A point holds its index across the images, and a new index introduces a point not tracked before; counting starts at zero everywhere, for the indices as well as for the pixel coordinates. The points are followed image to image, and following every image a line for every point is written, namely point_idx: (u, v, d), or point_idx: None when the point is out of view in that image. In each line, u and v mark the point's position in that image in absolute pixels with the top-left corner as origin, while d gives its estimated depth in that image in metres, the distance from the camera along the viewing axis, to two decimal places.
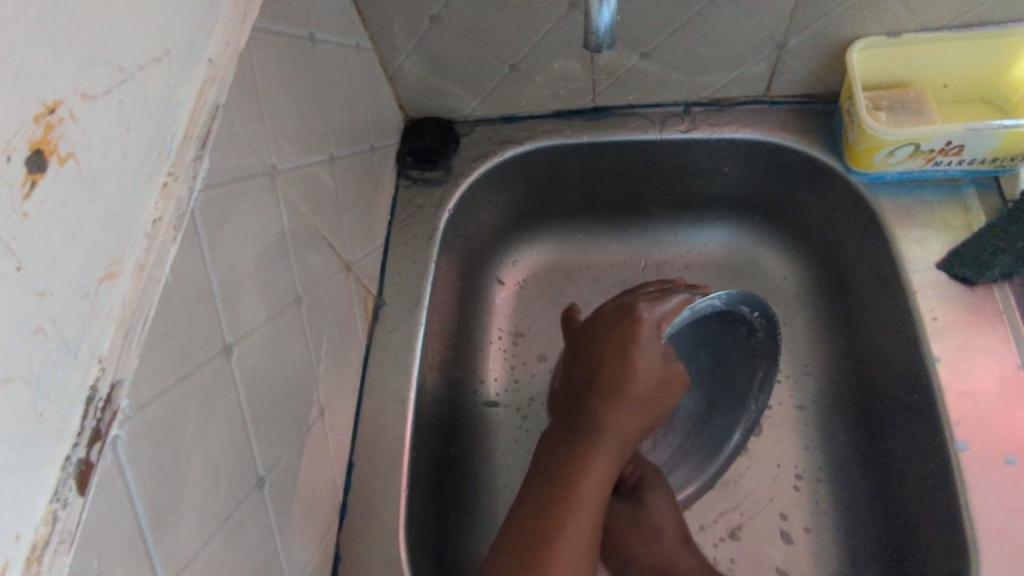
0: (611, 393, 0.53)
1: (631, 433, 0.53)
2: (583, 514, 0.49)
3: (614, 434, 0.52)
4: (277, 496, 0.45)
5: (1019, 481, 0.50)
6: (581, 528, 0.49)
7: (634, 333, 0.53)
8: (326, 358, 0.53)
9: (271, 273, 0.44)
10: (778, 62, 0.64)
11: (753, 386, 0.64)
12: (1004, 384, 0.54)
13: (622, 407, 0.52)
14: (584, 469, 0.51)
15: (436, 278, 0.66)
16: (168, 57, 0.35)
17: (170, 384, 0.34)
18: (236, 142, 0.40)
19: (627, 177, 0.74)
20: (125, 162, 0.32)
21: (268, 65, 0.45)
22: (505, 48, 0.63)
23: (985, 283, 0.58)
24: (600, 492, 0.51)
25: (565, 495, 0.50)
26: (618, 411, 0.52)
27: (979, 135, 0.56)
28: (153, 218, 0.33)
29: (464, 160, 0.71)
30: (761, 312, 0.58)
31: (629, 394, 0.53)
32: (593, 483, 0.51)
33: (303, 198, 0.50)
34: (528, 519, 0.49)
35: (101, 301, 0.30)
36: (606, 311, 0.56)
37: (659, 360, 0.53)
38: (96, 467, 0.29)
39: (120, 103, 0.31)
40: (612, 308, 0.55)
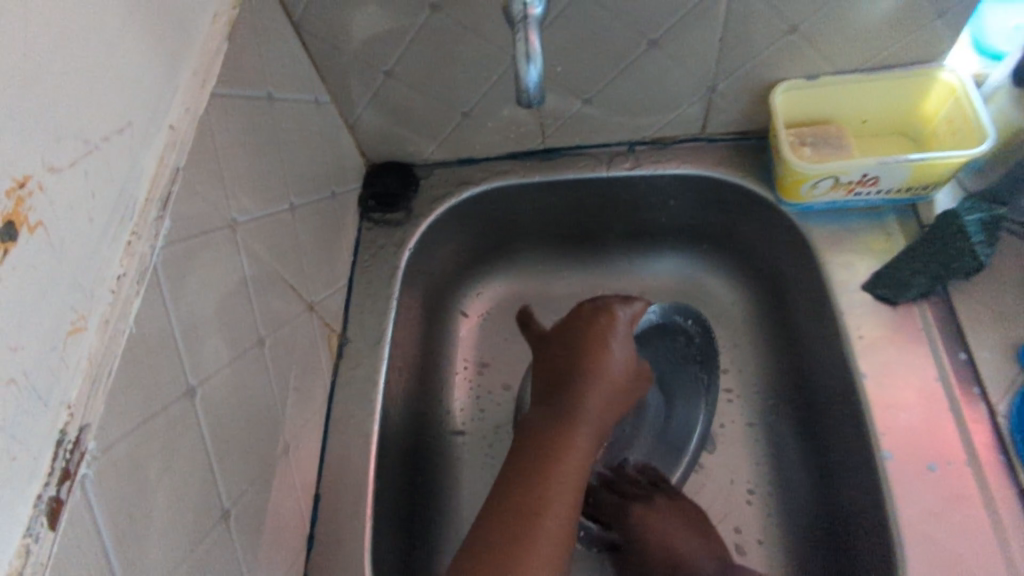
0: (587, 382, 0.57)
1: (605, 419, 0.57)
2: (565, 494, 0.52)
3: (592, 421, 0.56)
4: (243, 529, 0.47)
5: (939, 485, 0.54)
6: (563, 508, 0.51)
7: (609, 328, 0.59)
8: (290, 395, 0.56)
9: (233, 319, 0.48)
10: (710, 104, 0.69)
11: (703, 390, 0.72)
12: (924, 396, 0.59)
13: (597, 397, 0.57)
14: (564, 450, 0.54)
15: (398, 314, 0.69)
16: (130, 129, 0.38)
17: (136, 426, 0.37)
18: (197, 199, 0.44)
19: (579, 212, 0.78)
20: (90, 226, 0.35)
21: (227, 126, 0.48)
22: (457, 98, 0.67)
23: (906, 303, 0.63)
24: (580, 474, 0.54)
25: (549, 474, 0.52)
26: (595, 397, 0.57)
27: (891, 167, 0.61)
28: (117, 275, 0.37)
29: (423, 201, 0.74)
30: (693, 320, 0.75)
31: (604, 382, 0.57)
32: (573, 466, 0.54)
33: (264, 246, 0.53)
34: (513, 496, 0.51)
35: (68, 353, 0.33)
36: (582, 310, 0.61)
37: (629, 355, 0.59)
38: (65, 505, 0.32)
39: (85, 173, 0.35)
40: (588, 307, 0.61)
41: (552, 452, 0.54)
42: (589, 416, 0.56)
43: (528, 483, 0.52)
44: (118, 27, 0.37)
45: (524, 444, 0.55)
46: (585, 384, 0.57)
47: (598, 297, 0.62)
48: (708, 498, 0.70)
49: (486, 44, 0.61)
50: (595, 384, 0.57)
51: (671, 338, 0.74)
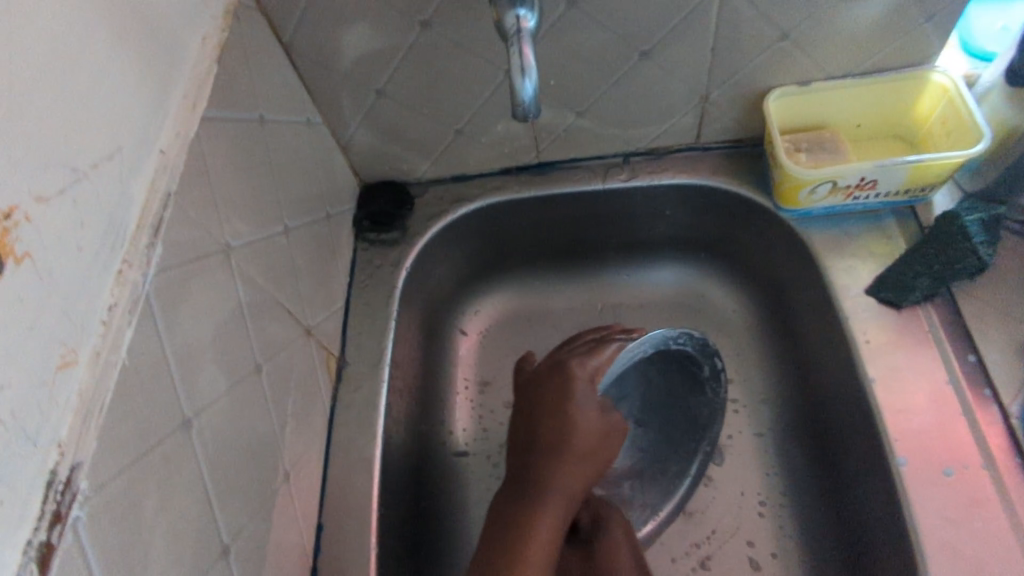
0: (550, 449, 0.56)
1: (580, 481, 0.56)
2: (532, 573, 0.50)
3: (560, 486, 0.55)
4: (244, 564, 0.45)
5: (956, 491, 0.53)
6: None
7: (571, 386, 0.58)
8: (289, 423, 0.54)
9: (229, 346, 0.46)
10: (704, 113, 0.68)
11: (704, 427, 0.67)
12: (935, 399, 0.58)
13: (562, 460, 0.56)
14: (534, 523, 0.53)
15: (397, 336, 0.68)
16: (120, 154, 0.37)
17: (129, 463, 0.35)
18: (189, 225, 0.43)
19: (575, 226, 0.78)
20: (80, 256, 0.34)
21: (218, 149, 0.48)
22: (449, 115, 0.66)
23: (910, 306, 0.62)
24: (552, 546, 0.52)
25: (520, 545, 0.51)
26: (563, 462, 0.56)
27: (888, 170, 0.61)
28: (108, 305, 0.35)
29: (419, 220, 0.74)
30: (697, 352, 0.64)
31: (570, 445, 0.56)
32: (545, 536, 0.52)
33: (259, 270, 0.52)
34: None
35: (59, 388, 0.31)
36: (542, 371, 0.61)
37: (596, 411, 0.58)
38: (57, 549, 0.30)
39: (73, 202, 0.33)
40: (547, 367, 0.61)
41: (520, 524, 0.53)
42: (559, 480, 0.55)
43: (492, 572, 0.49)
44: (104, 51, 0.36)
45: (495, 523, 0.54)
46: (549, 452, 0.56)
47: (563, 354, 0.61)
48: (719, 511, 0.69)
49: (478, 60, 0.60)
50: (559, 447, 0.56)
51: (671, 366, 0.66)
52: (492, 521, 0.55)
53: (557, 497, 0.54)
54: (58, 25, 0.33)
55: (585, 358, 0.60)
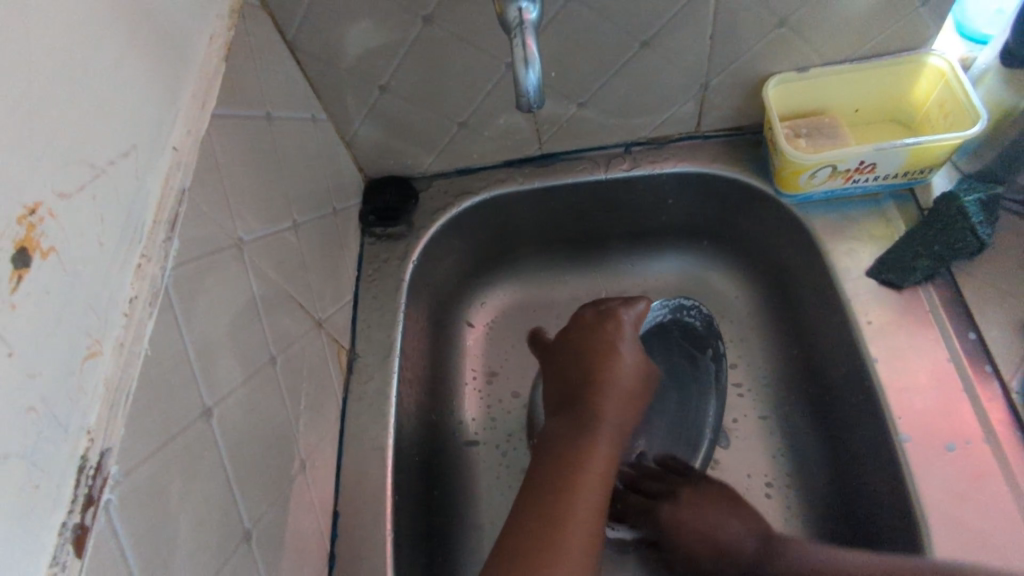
0: (600, 386, 0.58)
1: (625, 419, 0.58)
2: (591, 487, 0.52)
3: (611, 420, 0.56)
4: (265, 550, 0.46)
5: (960, 465, 0.55)
6: (589, 499, 0.51)
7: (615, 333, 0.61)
8: (303, 414, 0.56)
9: (244, 337, 0.47)
10: (703, 101, 0.69)
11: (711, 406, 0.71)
12: (937, 378, 0.59)
13: (613, 391, 0.58)
14: (585, 455, 0.54)
15: (405, 327, 0.69)
16: (136, 151, 0.38)
17: (153, 451, 0.36)
18: (203, 220, 0.44)
19: (579, 215, 0.78)
20: (101, 250, 0.35)
21: (228, 145, 0.48)
22: (452, 109, 0.67)
23: (912, 286, 0.63)
24: (608, 466, 0.54)
25: (570, 477, 0.52)
26: (610, 399, 0.57)
27: (887, 153, 0.62)
28: (130, 298, 0.36)
29: (424, 213, 0.75)
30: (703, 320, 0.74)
31: (619, 384, 0.58)
32: (598, 465, 0.53)
33: (270, 264, 0.53)
34: (539, 504, 0.51)
35: (86, 377, 0.33)
36: (586, 319, 0.63)
37: (638, 354, 0.60)
38: (89, 532, 0.31)
39: (94, 197, 0.34)
40: (592, 315, 0.63)
41: (569, 457, 0.54)
42: (610, 409, 0.57)
43: (552, 488, 0.52)
44: (118, 52, 0.37)
45: (547, 455, 0.55)
46: (598, 389, 0.58)
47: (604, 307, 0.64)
48: (727, 493, 0.69)
49: (479, 53, 0.61)
50: (611, 386, 0.58)
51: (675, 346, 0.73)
52: (541, 453, 0.56)
53: (608, 430, 0.56)
54: (75, 26, 0.34)
55: (622, 308, 0.63)
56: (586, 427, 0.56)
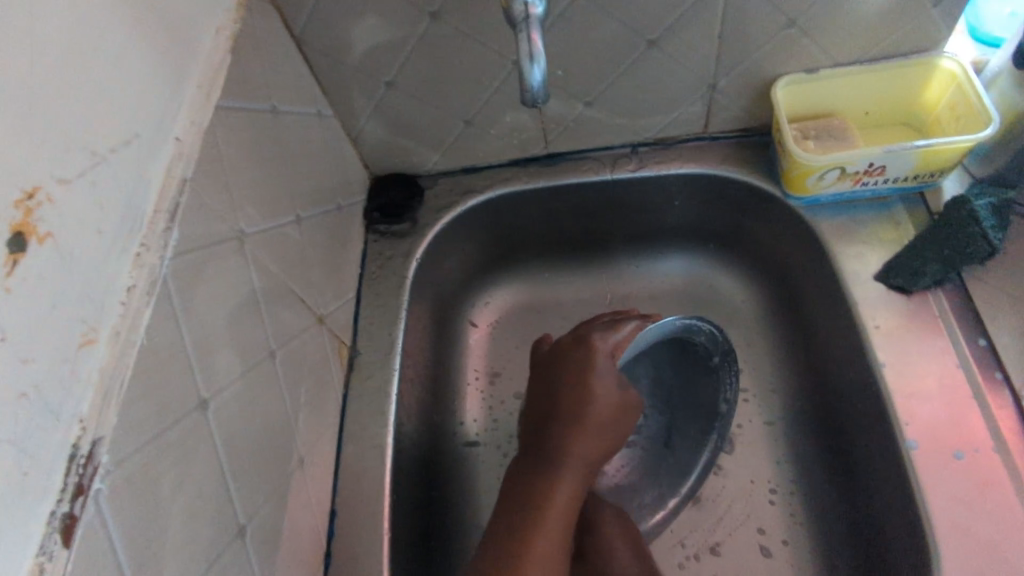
0: (571, 423, 0.56)
1: (596, 461, 0.56)
2: (548, 539, 0.51)
3: (580, 461, 0.55)
4: (259, 546, 0.46)
5: (968, 473, 0.53)
6: (553, 549, 0.51)
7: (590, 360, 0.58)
8: (303, 409, 0.55)
9: (243, 330, 0.47)
10: (711, 102, 0.69)
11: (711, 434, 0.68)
12: (946, 384, 0.58)
13: (585, 430, 0.55)
14: (547, 500, 0.53)
15: (407, 325, 0.69)
16: (138, 140, 0.38)
17: (147, 441, 0.36)
18: (205, 211, 0.44)
19: (585, 216, 0.78)
20: (99, 238, 0.35)
21: (233, 138, 0.48)
22: (458, 106, 0.67)
23: (921, 290, 0.62)
24: (569, 516, 0.53)
25: (530, 524, 0.52)
26: (582, 440, 0.55)
27: (897, 155, 0.61)
28: (127, 286, 0.36)
29: (429, 211, 0.74)
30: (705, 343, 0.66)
31: (591, 418, 0.56)
32: (558, 514, 0.52)
33: (272, 258, 0.53)
34: (493, 549, 0.51)
35: (80, 365, 0.32)
36: (565, 342, 0.60)
37: (615, 386, 0.57)
38: (80, 521, 0.31)
39: (94, 184, 0.34)
40: (569, 339, 0.60)
41: (531, 500, 0.53)
42: (580, 452, 0.55)
43: (515, 530, 0.51)
44: (123, 40, 0.37)
45: (512, 491, 0.55)
46: (569, 426, 0.56)
47: (585, 329, 0.61)
48: (729, 500, 0.68)
49: (486, 50, 0.61)
50: (585, 419, 0.56)
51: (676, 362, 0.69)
52: (506, 493, 0.55)
53: (574, 474, 0.54)
54: (79, 13, 0.34)
55: (604, 337, 0.59)
56: (554, 465, 0.54)
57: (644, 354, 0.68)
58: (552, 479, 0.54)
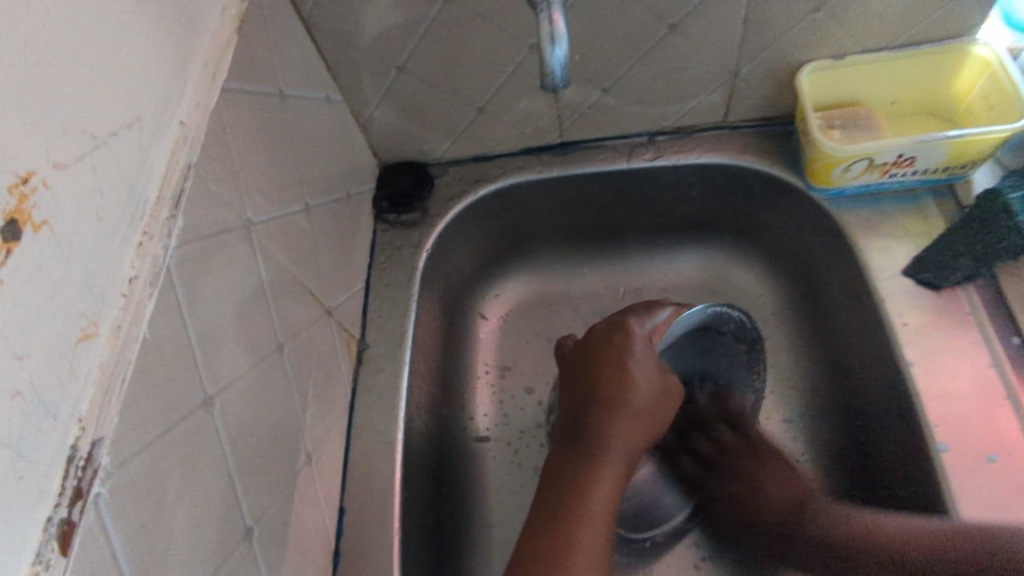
0: (613, 405, 0.53)
1: (637, 447, 0.53)
2: (597, 529, 0.49)
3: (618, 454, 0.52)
4: (266, 546, 0.44)
5: (1001, 478, 0.51)
6: (596, 536, 0.49)
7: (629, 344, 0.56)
8: (311, 404, 0.54)
9: (250, 323, 0.45)
10: (733, 90, 0.66)
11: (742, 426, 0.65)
12: (977, 383, 0.56)
13: (626, 412, 0.53)
14: (592, 489, 0.51)
15: (417, 317, 0.67)
16: (140, 123, 0.36)
17: (150, 440, 0.34)
18: (210, 198, 0.42)
19: (600, 206, 0.76)
20: (99, 226, 0.33)
21: (239, 122, 0.46)
22: (471, 93, 0.65)
23: (951, 286, 0.60)
24: (614, 504, 0.51)
25: (575, 513, 0.50)
26: (623, 423, 0.53)
27: (928, 145, 0.59)
28: (129, 278, 0.34)
29: (439, 200, 0.72)
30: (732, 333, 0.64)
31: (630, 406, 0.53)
32: (603, 502, 0.50)
33: (280, 247, 0.51)
34: (537, 538, 0.49)
35: (78, 361, 0.30)
36: (599, 328, 0.58)
37: (654, 371, 0.55)
38: (78, 527, 0.29)
39: (93, 169, 0.32)
40: (604, 325, 0.58)
41: (577, 487, 0.51)
42: (620, 436, 0.52)
43: (557, 514, 0.50)
44: (124, 16, 0.35)
45: (551, 481, 0.52)
46: (610, 411, 0.53)
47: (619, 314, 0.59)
48: None
49: (501, 33, 0.59)
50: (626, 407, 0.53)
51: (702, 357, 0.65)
52: (546, 482, 0.52)
53: (617, 460, 0.52)
54: None
55: (642, 321, 0.57)
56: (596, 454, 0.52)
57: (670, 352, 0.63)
58: (595, 466, 0.51)
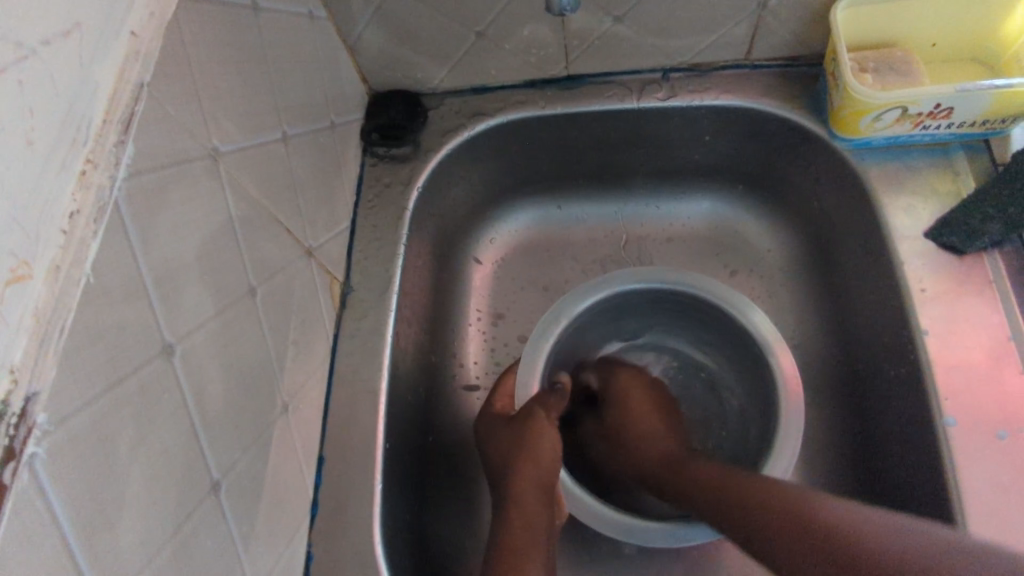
0: (517, 432, 0.57)
1: (551, 457, 0.56)
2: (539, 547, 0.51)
3: (548, 449, 0.56)
4: (237, 500, 0.42)
5: (1010, 455, 0.49)
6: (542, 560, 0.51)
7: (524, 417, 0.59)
8: (288, 350, 0.50)
9: (217, 264, 0.41)
10: (759, 24, 0.60)
11: (705, 330, 0.66)
12: (993, 356, 0.53)
13: (531, 430, 0.57)
14: (514, 507, 0.54)
15: (406, 261, 0.63)
16: (80, 31, 0.31)
17: (97, 395, 0.31)
18: (168, 122, 0.37)
19: (605, 148, 0.70)
20: (30, 151, 0.28)
21: (204, 37, 0.41)
22: (470, 15, 0.59)
23: (975, 252, 0.56)
24: (541, 511, 0.53)
25: (511, 539, 0.51)
26: (529, 449, 0.56)
27: (969, 95, 0.53)
28: (70, 212, 0.30)
29: (433, 135, 0.67)
30: (633, 293, 0.64)
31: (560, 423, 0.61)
32: (530, 511, 0.53)
33: (253, 181, 0.46)
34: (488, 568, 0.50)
35: (8, 307, 0.27)
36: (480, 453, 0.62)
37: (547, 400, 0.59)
38: (10, 490, 0.26)
39: (19, 83, 0.27)
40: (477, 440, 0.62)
41: (502, 517, 0.53)
42: (530, 462, 0.56)
43: (506, 551, 0.51)
44: None
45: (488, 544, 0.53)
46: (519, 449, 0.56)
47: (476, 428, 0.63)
48: None
49: None
50: (500, 426, 0.60)
51: (644, 306, 0.66)
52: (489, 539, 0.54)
53: (529, 470, 0.55)
54: None
55: (484, 414, 0.62)
56: (523, 452, 0.56)
57: (617, 311, 0.66)
58: (514, 490, 0.55)
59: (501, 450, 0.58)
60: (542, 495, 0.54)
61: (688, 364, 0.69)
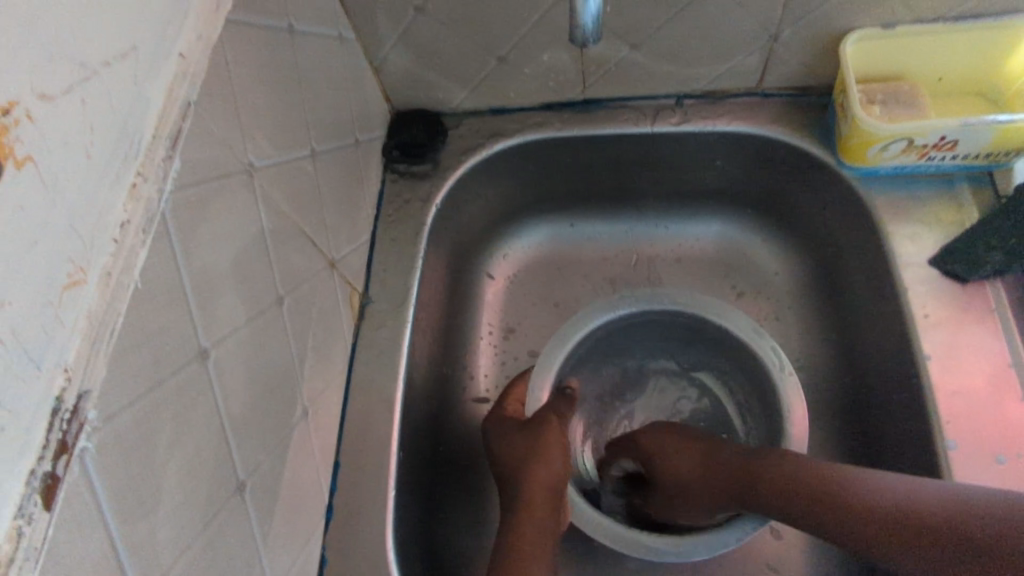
0: (526, 438, 0.59)
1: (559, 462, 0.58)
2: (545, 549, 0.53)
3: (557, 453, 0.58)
4: (259, 501, 0.44)
5: (1010, 479, 0.51)
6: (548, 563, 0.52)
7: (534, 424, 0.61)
8: (309, 358, 0.52)
9: (249, 274, 0.43)
10: (770, 55, 0.62)
11: (738, 375, 0.66)
12: (994, 382, 0.54)
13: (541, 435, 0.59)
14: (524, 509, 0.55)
15: (424, 274, 0.65)
16: (137, 53, 0.33)
17: (139, 395, 0.33)
18: (210, 138, 0.39)
19: (617, 169, 0.72)
20: (90, 164, 0.30)
21: (245, 59, 0.43)
22: (493, 39, 0.61)
23: (977, 280, 0.58)
24: (549, 513, 0.55)
25: (518, 540, 0.53)
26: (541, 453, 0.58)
27: (972, 130, 0.55)
28: (121, 222, 0.32)
29: (452, 154, 0.69)
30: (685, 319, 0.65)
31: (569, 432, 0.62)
32: (537, 511, 0.55)
33: (283, 195, 0.48)
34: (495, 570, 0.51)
35: (65, 308, 0.28)
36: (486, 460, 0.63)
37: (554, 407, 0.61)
38: (63, 481, 0.28)
39: (82, 101, 0.29)
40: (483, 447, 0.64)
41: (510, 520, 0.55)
42: (542, 465, 0.57)
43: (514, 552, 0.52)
44: None
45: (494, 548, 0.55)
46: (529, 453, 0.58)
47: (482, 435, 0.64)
48: None
49: None
50: (507, 431, 0.61)
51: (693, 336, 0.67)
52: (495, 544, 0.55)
53: (540, 472, 0.57)
54: None
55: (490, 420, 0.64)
56: (532, 460, 0.58)
57: (666, 331, 0.68)
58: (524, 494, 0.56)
59: (507, 458, 0.60)
60: (552, 500, 0.56)
61: (703, 392, 0.70)
